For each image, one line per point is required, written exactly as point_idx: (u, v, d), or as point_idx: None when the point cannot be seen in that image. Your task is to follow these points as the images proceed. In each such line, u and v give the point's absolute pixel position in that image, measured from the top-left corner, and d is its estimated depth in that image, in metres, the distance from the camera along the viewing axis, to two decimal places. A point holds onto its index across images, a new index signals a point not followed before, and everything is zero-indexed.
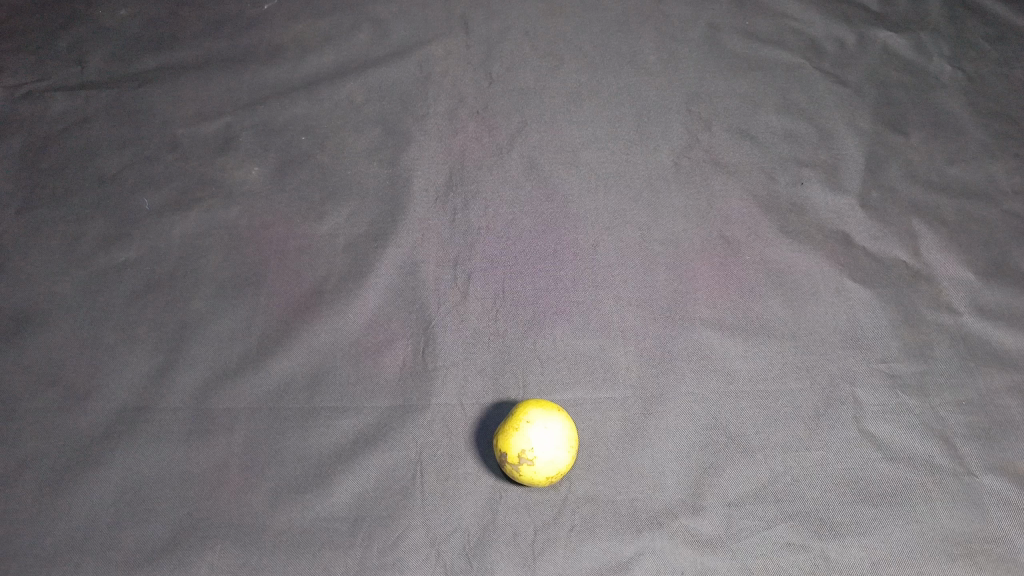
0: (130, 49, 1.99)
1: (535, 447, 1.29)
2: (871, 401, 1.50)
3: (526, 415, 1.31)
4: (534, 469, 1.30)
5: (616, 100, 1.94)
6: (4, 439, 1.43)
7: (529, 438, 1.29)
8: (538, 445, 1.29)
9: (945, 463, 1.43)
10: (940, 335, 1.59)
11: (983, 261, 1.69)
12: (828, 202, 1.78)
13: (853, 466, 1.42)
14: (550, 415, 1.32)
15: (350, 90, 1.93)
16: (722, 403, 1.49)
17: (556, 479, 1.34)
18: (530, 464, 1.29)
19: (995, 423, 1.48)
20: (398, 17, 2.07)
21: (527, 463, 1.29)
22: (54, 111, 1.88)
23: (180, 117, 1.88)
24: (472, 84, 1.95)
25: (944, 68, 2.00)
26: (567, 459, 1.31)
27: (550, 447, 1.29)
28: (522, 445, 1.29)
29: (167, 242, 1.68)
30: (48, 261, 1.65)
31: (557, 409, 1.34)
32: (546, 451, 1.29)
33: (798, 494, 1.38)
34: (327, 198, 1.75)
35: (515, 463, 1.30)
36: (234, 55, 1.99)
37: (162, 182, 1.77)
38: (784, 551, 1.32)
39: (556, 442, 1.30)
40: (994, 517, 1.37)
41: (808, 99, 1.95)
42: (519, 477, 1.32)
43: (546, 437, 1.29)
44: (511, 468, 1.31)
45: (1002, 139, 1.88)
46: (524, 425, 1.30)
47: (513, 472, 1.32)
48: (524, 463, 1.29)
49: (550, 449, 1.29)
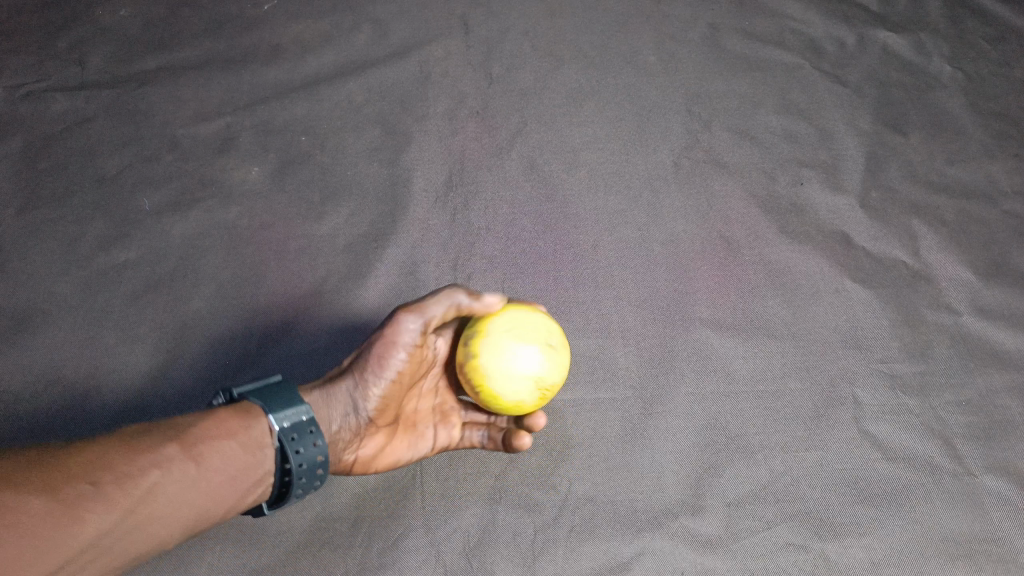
0: (130, 49, 1.99)
1: (478, 341, 1.28)
2: (870, 401, 1.51)
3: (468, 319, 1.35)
4: (481, 334, 1.30)
5: (615, 99, 1.93)
6: (6, 439, 1.43)
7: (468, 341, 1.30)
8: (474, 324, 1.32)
9: (944, 463, 1.45)
10: (939, 335, 1.60)
11: (982, 261, 1.70)
12: (827, 203, 1.78)
13: (852, 467, 1.44)
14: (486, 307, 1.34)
15: (350, 90, 1.93)
16: (721, 403, 1.50)
17: (525, 345, 1.28)
18: (476, 335, 1.30)
19: (995, 423, 1.49)
20: (397, 16, 2.06)
21: (474, 338, 1.30)
22: (55, 112, 1.87)
23: (180, 116, 1.87)
24: (472, 84, 1.94)
25: (944, 67, 1.99)
26: (522, 346, 1.27)
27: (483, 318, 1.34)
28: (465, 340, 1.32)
29: (168, 242, 1.68)
30: (48, 260, 1.65)
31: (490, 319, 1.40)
32: (491, 344, 1.27)
33: (797, 494, 1.40)
34: (328, 198, 1.75)
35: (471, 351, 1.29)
36: (232, 55, 1.99)
37: (162, 182, 1.77)
38: (783, 552, 1.34)
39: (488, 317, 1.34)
40: (996, 518, 1.39)
41: (808, 99, 1.94)
42: (486, 358, 1.27)
43: (485, 330, 1.30)
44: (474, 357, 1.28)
45: (1002, 139, 1.87)
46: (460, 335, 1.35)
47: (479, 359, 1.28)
48: (476, 371, 1.28)
49: (494, 342, 1.28)
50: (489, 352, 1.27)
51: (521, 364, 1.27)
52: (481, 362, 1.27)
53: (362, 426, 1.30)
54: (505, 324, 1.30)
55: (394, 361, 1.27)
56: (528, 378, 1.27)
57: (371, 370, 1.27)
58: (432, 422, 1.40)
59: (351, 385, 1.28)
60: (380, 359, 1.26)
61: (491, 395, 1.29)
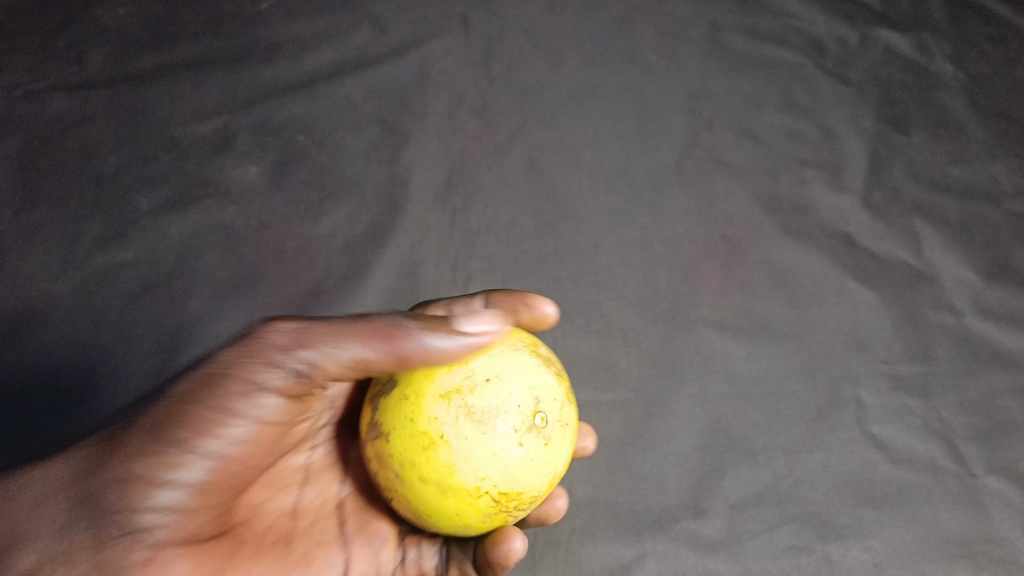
0: (129, 48, 1.93)
1: (434, 436, 1.07)
2: (873, 403, 1.53)
3: (423, 386, 1.11)
4: (422, 428, 1.08)
5: (616, 99, 1.92)
6: (15, 436, 1.47)
7: (421, 428, 1.08)
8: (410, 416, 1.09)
9: (948, 465, 1.48)
10: (941, 336, 1.60)
11: (984, 261, 1.69)
12: (828, 202, 1.77)
13: (855, 468, 1.47)
14: (456, 375, 1.11)
15: (349, 89, 1.90)
16: (723, 404, 1.51)
17: (478, 419, 1.08)
18: (418, 431, 1.08)
19: (997, 425, 1.52)
20: (393, 12, 2.02)
21: (417, 435, 1.08)
22: (52, 112, 1.83)
23: (179, 116, 1.85)
24: (472, 82, 1.92)
25: (945, 68, 1.96)
26: (502, 453, 1.08)
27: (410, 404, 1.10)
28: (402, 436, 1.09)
29: (166, 241, 1.68)
30: (47, 260, 1.64)
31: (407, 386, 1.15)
32: (453, 447, 1.07)
33: (800, 496, 1.43)
34: (327, 198, 1.74)
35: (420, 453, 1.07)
36: (230, 53, 1.95)
37: (161, 182, 1.76)
38: (785, 553, 1.38)
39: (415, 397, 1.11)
40: (997, 518, 1.43)
41: (811, 98, 1.92)
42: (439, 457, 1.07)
43: (455, 418, 1.07)
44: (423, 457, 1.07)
45: (1005, 138, 1.86)
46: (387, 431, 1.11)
47: (430, 459, 1.07)
48: (419, 476, 1.08)
49: (463, 445, 1.07)
50: (445, 458, 1.07)
51: (486, 477, 1.08)
52: (430, 467, 1.07)
53: (104, 553, 0.97)
54: (481, 419, 1.08)
55: (218, 444, 1.05)
56: (487, 496, 1.08)
57: (167, 461, 1.01)
58: (229, 555, 1.11)
59: (172, 446, 1.01)
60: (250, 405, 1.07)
61: (426, 509, 1.10)
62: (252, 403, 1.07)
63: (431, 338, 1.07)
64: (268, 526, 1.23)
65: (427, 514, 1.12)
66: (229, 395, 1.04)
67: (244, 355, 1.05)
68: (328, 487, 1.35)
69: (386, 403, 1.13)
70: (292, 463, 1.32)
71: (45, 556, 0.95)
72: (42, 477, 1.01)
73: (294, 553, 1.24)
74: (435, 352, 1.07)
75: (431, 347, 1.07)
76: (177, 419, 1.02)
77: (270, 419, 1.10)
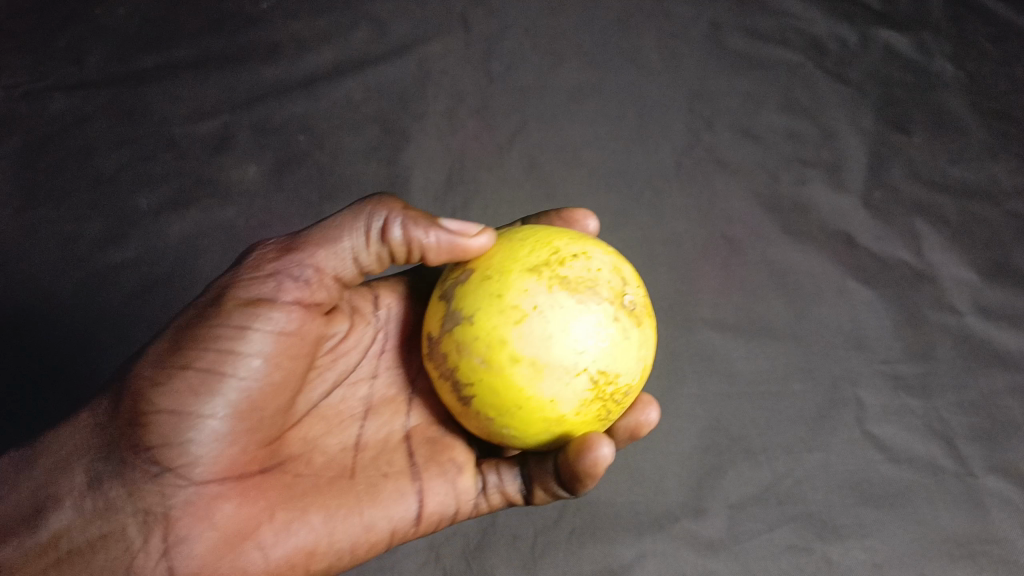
0: (129, 47, 1.87)
1: (528, 302, 1.00)
2: (872, 402, 1.56)
3: (508, 265, 1.05)
4: (511, 298, 1.01)
5: (617, 97, 1.90)
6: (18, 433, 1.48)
7: (511, 300, 1.01)
8: (500, 285, 1.03)
9: (948, 465, 1.51)
10: (941, 335, 1.63)
11: (984, 260, 1.71)
12: (829, 202, 1.76)
13: (854, 467, 1.50)
14: (541, 253, 1.06)
15: (349, 88, 1.86)
16: (724, 405, 1.54)
17: (573, 292, 1.01)
18: (505, 299, 1.02)
19: (997, 424, 1.55)
20: (391, 8, 1.96)
21: (505, 303, 1.01)
22: (53, 112, 1.79)
23: (179, 115, 1.80)
24: (472, 81, 1.89)
25: (946, 68, 1.94)
26: (593, 332, 1.00)
27: (500, 275, 1.05)
28: (490, 303, 1.03)
29: (165, 242, 1.66)
30: (47, 259, 1.62)
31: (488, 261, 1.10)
32: (546, 318, 0.99)
33: (800, 496, 1.47)
34: (326, 198, 1.73)
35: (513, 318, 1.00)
36: (230, 51, 1.88)
37: (161, 181, 1.73)
38: (785, 553, 1.42)
39: (504, 268, 1.06)
40: (996, 518, 1.47)
41: (810, 97, 1.90)
42: (533, 329, 0.99)
43: (547, 287, 1.01)
44: (514, 327, 1.00)
45: (1003, 139, 1.86)
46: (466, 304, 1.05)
47: (524, 330, 1.00)
48: (509, 355, 1.00)
49: (558, 314, 0.99)
50: (539, 331, 0.99)
51: (584, 353, 1.00)
52: (524, 343, 0.99)
53: (133, 494, 0.97)
54: (576, 289, 1.02)
55: (239, 369, 0.99)
56: (585, 377, 1.00)
57: (188, 392, 0.97)
58: (288, 489, 1.06)
59: (232, 319, 0.99)
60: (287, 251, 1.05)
61: (514, 398, 1.01)
62: (260, 320, 1.00)
63: (444, 232, 1.09)
64: (326, 462, 1.14)
65: (513, 411, 1.02)
66: (225, 314, 0.99)
67: (242, 273, 1.03)
68: (392, 420, 1.24)
69: (465, 288, 1.06)
70: (349, 400, 1.23)
71: (92, 487, 0.98)
72: (71, 430, 1.03)
73: (360, 484, 1.13)
74: (429, 247, 1.10)
75: (435, 241, 1.09)
76: (182, 345, 0.98)
77: (291, 332, 1.03)
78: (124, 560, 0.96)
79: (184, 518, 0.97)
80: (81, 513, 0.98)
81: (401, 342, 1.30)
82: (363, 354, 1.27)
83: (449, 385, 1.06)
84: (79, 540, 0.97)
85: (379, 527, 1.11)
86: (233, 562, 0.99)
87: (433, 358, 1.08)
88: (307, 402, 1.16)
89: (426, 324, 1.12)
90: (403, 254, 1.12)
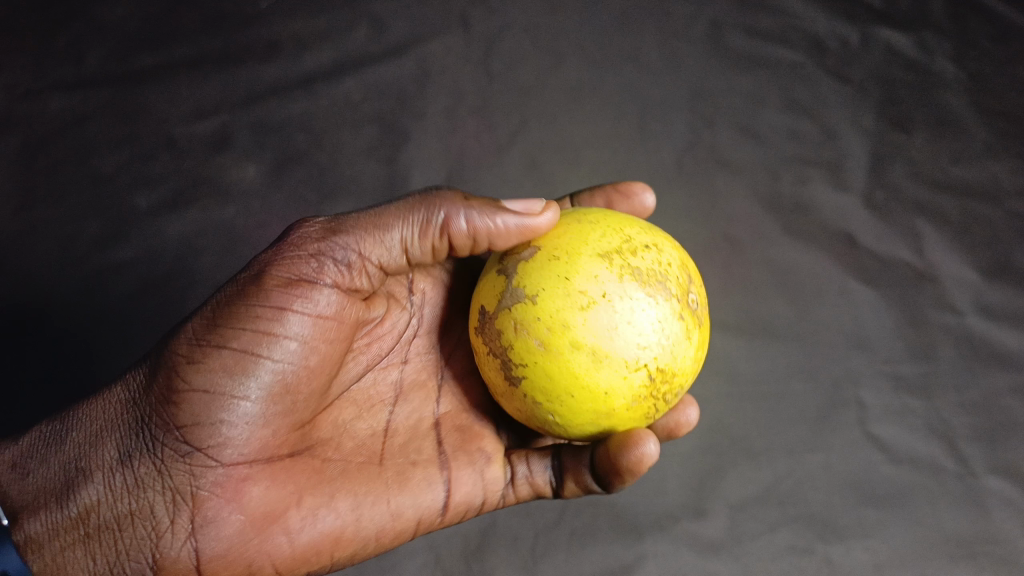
0: (129, 46, 1.87)
1: (597, 290, 1.02)
2: (873, 403, 1.62)
3: (579, 246, 1.06)
4: (578, 279, 1.03)
5: (617, 96, 1.87)
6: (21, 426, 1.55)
7: (580, 287, 1.02)
8: (565, 266, 1.04)
9: (950, 466, 1.58)
10: (943, 336, 1.68)
11: (986, 261, 1.73)
12: (828, 202, 1.77)
13: (855, 469, 1.57)
14: (612, 239, 1.07)
15: (349, 88, 1.85)
16: (726, 404, 1.60)
17: (642, 282, 1.04)
18: (568, 281, 1.03)
19: (998, 424, 1.61)
20: (388, 5, 1.92)
21: (567, 285, 1.03)
22: (52, 112, 1.80)
23: (177, 114, 1.81)
24: (471, 80, 1.86)
25: (947, 68, 1.88)
26: (657, 325, 1.03)
27: (562, 256, 1.06)
28: (551, 283, 1.04)
29: (163, 241, 1.69)
30: (44, 259, 1.65)
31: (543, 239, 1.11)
32: (614, 309, 1.01)
33: (801, 497, 1.55)
34: (326, 198, 1.76)
35: (581, 301, 1.02)
36: (228, 50, 1.87)
37: (158, 181, 1.75)
38: (787, 554, 1.51)
39: (566, 249, 1.06)
40: (996, 517, 1.55)
41: (811, 95, 1.86)
42: (601, 313, 1.01)
43: (618, 278, 1.03)
44: (579, 312, 1.01)
45: (1007, 138, 1.83)
46: (523, 282, 1.06)
47: (588, 313, 1.01)
48: (570, 341, 1.01)
49: (625, 307, 1.02)
50: (604, 320, 1.01)
51: (647, 349, 1.02)
52: (588, 330, 1.01)
53: (165, 471, 1.01)
54: (645, 283, 1.04)
55: (276, 351, 1.03)
56: (643, 372, 1.03)
57: (225, 371, 1.01)
58: (315, 473, 1.11)
59: (272, 296, 1.02)
60: (331, 231, 1.08)
61: (567, 383, 1.03)
62: (301, 301, 1.04)
63: (511, 217, 1.09)
64: (354, 447, 1.18)
65: (563, 397, 1.04)
66: (266, 293, 1.02)
67: (285, 251, 1.05)
68: (422, 406, 1.28)
69: (528, 266, 1.07)
70: (382, 384, 1.27)
71: (123, 462, 1.02)
72: (103, 405, 1.05)
73: (388, 471, 1.17)
74: (494, 234, 1.11)
75: (495, 231, 1.11)
76: (222, 324, 1.01)
77: (328, 316, 1.07)
78: (151, 537, 1.01)
79: (214, 497, 1.02)
80: (110, 488, 1.01)
81: (436, 330, 1.33)
82: (397, 340, 1.29)
83: (499, 362, 1.07)
84: (107, 516, 1.00)
85: (406, 515, 1.15)
86: (259, 544, 1.04)
87: (486, 333, 1.09)
88: (340, 385, 1.20)
89: (479, 298, 1.12)
90: (453, 245, 1.15)
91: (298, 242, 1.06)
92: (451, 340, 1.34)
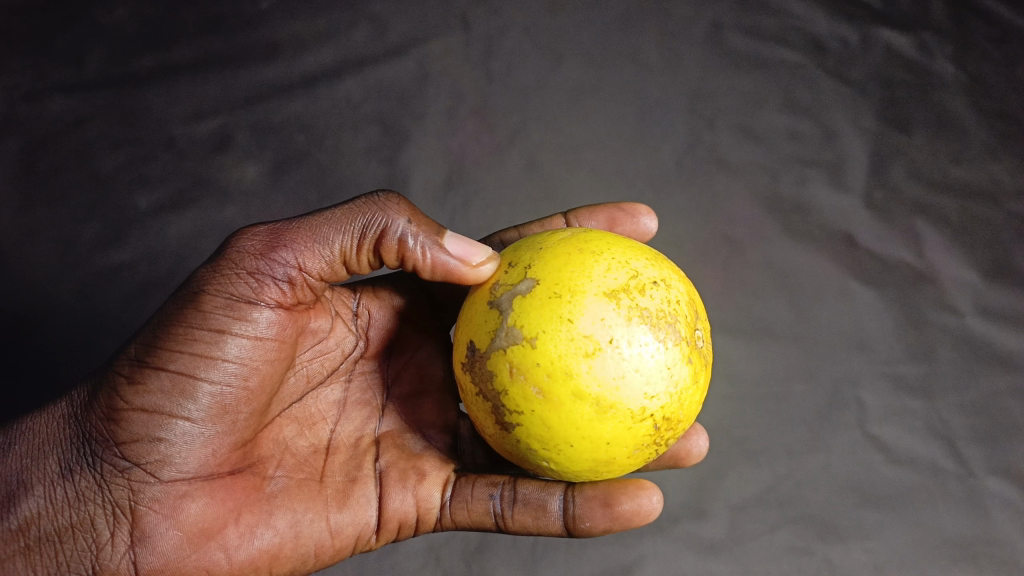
0: (130, 47, 1.85)
1: (603, 337, 0.96)
2: (874, 403, 1.62)
3: (582, 284, 0.99)
4: (582, 324, 0.96)
5: (617, 96, 1.87)
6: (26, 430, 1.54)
7: (584, 331, 0.96)
8: (568, 308, 0.97)
9: (950, 467, 1.59)
10: (942, 338, 1.69)
11: (985, 262, 1.74)
12: (828, 203, 1.78)
13: (853, 468, 1.58)
14: (619, 275, 1.00)
15: (349, 89, 1.85)
16: None
17: (653, 323, 0.98)
18: (571, 326, 0.96)
19: (998, 425, 1.62)
20: (387, 5, 1.91)
21: (570, 330, 0.96)
22: (52, 113, 1.78)
23: (177, 115, 1.80)
24: (471, 79, 1.85)
25: (947, 68, 1.88)
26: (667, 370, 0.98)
27: (564, 295, 0.98)
28: (551, 328, 0.97)
29: (165, 243, 1.70)
30: (46, 263, 1.65)
31: (540, 265, 1.03)
32: (621, 357, 0.96)
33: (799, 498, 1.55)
34: (325, 199, 1.76)
35: (586, 349, 0.96)
36: (227, 51, 1.86)
37: (159, 182, 1.74)
38: (788, 555, 1.52)
39: (569, 285, 0.99)
40: (995, 517, 1.57)
41: (812, 96, 1.86)
42: (609, 362, 0.96)
43: (626, 322, 0.97)
44: (584, 361, 0.96)
45: (1007, 139, 1.83)
46: (516, 323, 0.99)
47: (595, 365, 0.96)
48: (573, 392, 0.96)
49: (634, 354, 0.96)
50: (610, 368, 0.96)
51: (654, 398, 0.98)
52: (592, 380, 0.96)
53: (104, 487, 1.01)
54: (655, 325, 0.98)
55: (213, 373, 1.02)
56: (650, 422, 0.99)
57: (163, 393, 1.01)
58: (254, 490, 1.09)
59: (210, 318, 1.02)
60: (268, 249, 1.05)
61: (566, 433, 0.98)
62: (239, 324, 1.03)
63: (444, 255, 1.10)
64: (295, 464, 1.15)
65: (561, 447, 0.99)
66: (203, 317, 1.01)
67: (221, 270, 1.04)
68: (364, 424, 1.25)
69: (527, 305, 1.00)
70: (322, 401, 1.22)
71: (64, 475, 1.02)
72: (46, 419, 1.05)
73: (328, 489, 1.15)
74: (420, 264, 1.12)
75: (439, 260, 1.11)
76: (158, 346, 1.01)
77: (268, 337, 1.06)
78: (93, 548, 1.01)
79: (151, 512, 1.02)
80: (52, 501, 1.01)
81: (380, 350, 1.30)
82: (342, 359, 1.25)
83: (489, 406, 1.02)
84: (49, 528, 1.01)
85: (344, 533, 1.14)
86: (197, 559, 1.03)
87: (475, 373, 1.02)
88: (281, 402, 1.16)
89: (467, 329, 1.05)
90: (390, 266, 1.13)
91: (235, 261, 1.04)
92: (400, 361, 1.32)
